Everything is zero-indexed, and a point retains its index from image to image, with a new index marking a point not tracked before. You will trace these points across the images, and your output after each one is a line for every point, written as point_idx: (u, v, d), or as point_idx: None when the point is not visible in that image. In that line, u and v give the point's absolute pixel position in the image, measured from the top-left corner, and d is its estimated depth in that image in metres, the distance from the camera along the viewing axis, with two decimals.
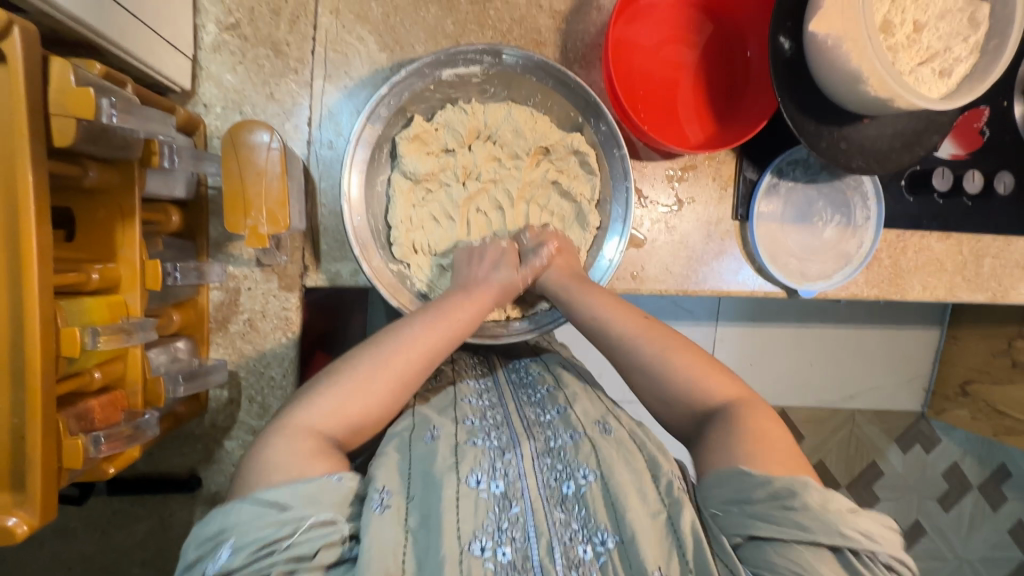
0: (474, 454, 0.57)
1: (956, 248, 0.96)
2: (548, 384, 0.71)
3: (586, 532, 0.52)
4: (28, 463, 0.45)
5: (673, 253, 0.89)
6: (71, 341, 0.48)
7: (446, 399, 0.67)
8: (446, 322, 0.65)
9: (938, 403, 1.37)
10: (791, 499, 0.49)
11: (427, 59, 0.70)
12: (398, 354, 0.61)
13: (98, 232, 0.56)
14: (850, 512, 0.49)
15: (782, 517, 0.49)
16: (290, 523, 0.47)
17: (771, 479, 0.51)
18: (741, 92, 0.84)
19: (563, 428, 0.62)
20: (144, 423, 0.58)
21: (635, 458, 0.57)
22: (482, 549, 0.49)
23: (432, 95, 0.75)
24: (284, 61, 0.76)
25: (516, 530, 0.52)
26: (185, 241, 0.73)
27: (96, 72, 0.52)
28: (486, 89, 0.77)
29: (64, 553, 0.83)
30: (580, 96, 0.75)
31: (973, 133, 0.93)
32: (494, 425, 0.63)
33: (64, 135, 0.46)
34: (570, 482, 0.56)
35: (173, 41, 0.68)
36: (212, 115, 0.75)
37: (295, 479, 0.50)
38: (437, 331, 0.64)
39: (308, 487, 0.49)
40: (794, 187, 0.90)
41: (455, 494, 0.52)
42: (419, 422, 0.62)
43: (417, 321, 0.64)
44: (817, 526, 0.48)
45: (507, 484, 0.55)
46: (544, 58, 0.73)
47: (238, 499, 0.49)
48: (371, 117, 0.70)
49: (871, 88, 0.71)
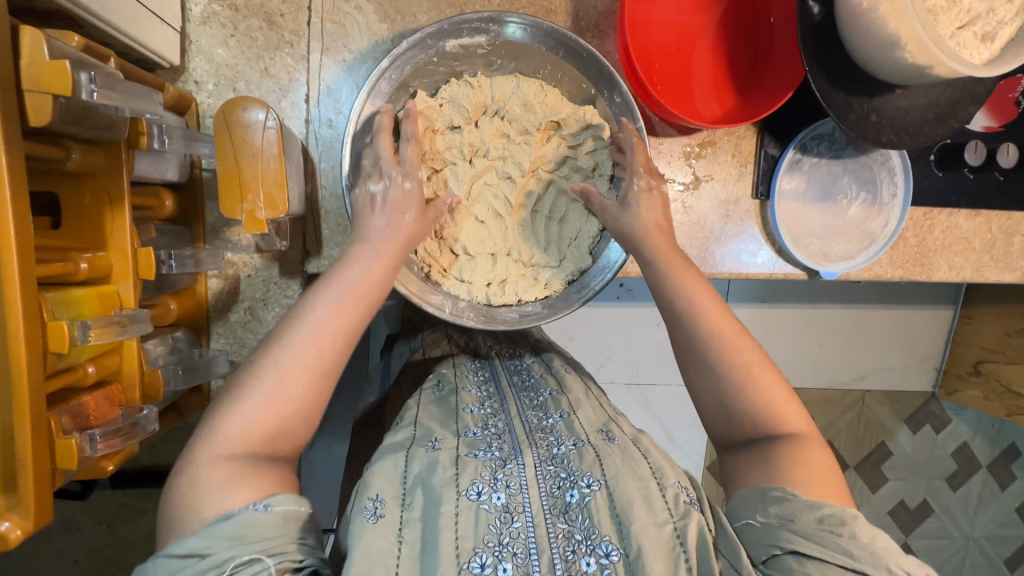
0: (475, 465, 0.52)
1: (985, 226, 0.91)
2: (551, 390, 0.67)
3: (590, 543, 0.47)
4: (20, 465, 0.43)
5: (689, 233, 0.86)
6: (60, 335, 0.45)
7: (447, 409, 0.62)
8: (356, 295, 0.55)
9: (950, 384, 1.34)
10: (841, 526, 0.48)
11: (429, 29, 0.65)
12: (306, 347, 0.52)
13: (86, 218, 0.53)
14: (897, 551, 0.47)
15: (829, 540, 0.47)
16: (212, 569, 0.41)
17: (822, 504, 0.49)
18: (766, 62, 0.78)
19: (566, 435, 0.57)
20: (143, 419, 0.55)
21: (639, 465, 0.53)
22: (481, 566, 0.45)
23: (435, 69, 0.70)
24: (279, 33, 0.71)
25: (517, 545, 0.47)
26: (180, 227, 0.70)
27: (74, 45, 0.48)
28: (492, 61, 0.73)
29: (70, 546, 0.82)
30: (592, 64, 0.70)
31: (1007, 103, 0.88)
32: (496, 434, 0.58)
33: (39, 112, 0.43)
34: (573, 490, 0.51)
35: (160, 13, 0.64)
36: (204, 92, 0.71)
37: (215, 518, 0.44)
38: (346, 308, 0.54)
39: (228, 524, 0.43)
40: (817, 163, 0.85)
41: (454, 510, 0.48)
42: (420, 431, 0.57)
43: (316, 304, 0.54)
44: (864, 556, 0.46)
45: (509, 497, 0.50)
46: (553, 26, 0.68)
47: (160, 553, 0.43)
48: (372, 92, 0.66)
49: (909, 54, 0.66)
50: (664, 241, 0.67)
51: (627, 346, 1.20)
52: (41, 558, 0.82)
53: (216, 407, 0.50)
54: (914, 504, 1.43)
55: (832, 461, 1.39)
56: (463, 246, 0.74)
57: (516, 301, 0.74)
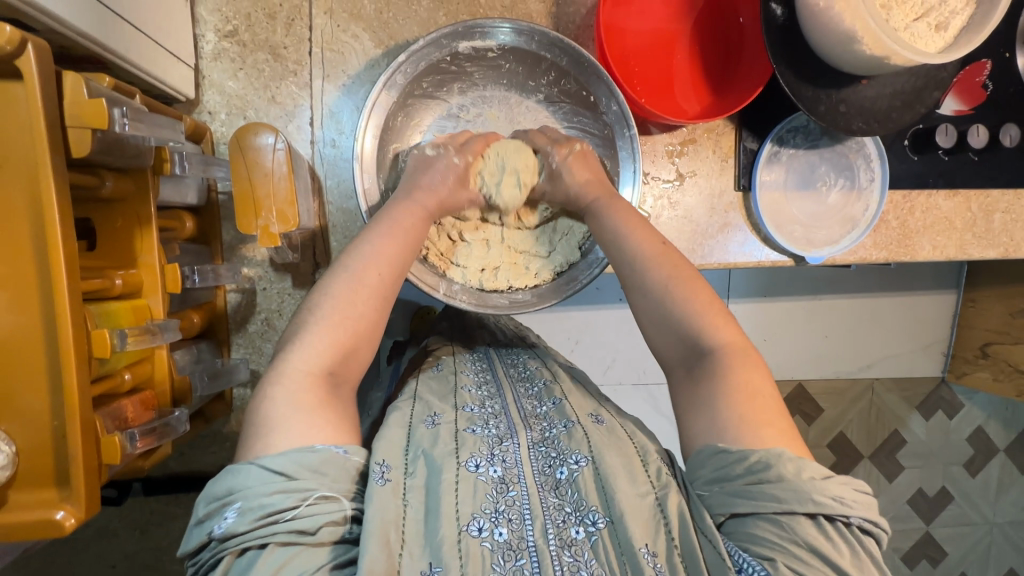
0: (474, 440, 0.56)
1: (965, 205, 0.94)
2: (545, 378, 0.70)
3: (578, 515, 0.51)
4: (71, 461, 0.47)
5: (679, 229, 0.90)
6: (102, 342, 0.50)
7: (445, 386, 0.66)
8: (392, 242, 0.64)
9: (958, 367, 1.36)
10: (766, 472, 0.49)
11: (445, 30, 0.71)
12: (370, 270, 0.61)
13: (117, 240, 0.58)
14: (822, 479, 0.49)
15: (756, 491, 0.49)
16: (296, 494, 0.46)
17: (747, 453, 0.50)
18: (737, 64, 0.83)
19: (558, 418, 0.61)
20: (174, 420, 0.60)
21: (624, 445, 0.57)
22: (480, 529, 0.48)
23: (447, 68, 0.76)
24: (283, 63, 0.77)
25: (512, 512, 0.50)
26: (201, 246, 0.75)
27: (106, 85, 0.54)
28: (501, 64, 0.79)
29: (108, 554, 0.87)
30: (591, 74, 0.75)
31: (976, 87, 0.91)
32: (493, 414, 0.62)
33: (80, 145, 0.48)
34: (563, 467, 0.54)
35: (176, 52, 0.70)
36: (217, 122, 0.77)
37: (300, 447, 0.48)
38: (394, 239, 0.64)
39: (314, 460, 0.47)
40: (795, 154, 0.90)
41: (454, 477, 0.51)
42: (420, 405, 0.61)
43: (372, 239, 0.64)
44: (790, 496, 0.48)
45: (506, 470, 0.53)
46: (561, 37, 0.73)
47: (245, 460, 0.47)
48: (387, 84, 0.71)
49: (866, 47, 0.71)
50: (596, 186, 0.75)
51: (629, 342, 1.23)
52: (83, 565, 0.87)
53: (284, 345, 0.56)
54: (931, 490, 1.43)
55: (843, 449, 1.40)
56: (459, 232, 0.79)
57: (507, 287, 0.78)
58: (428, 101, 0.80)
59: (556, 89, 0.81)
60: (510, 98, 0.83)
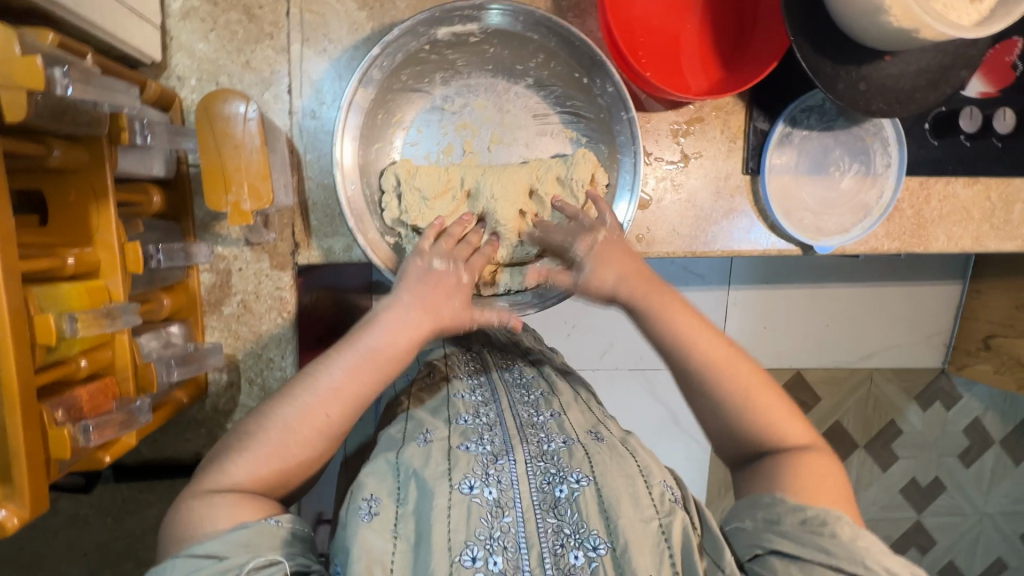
0: (466, 459, 0.52)
1: (984, 193, 0.89)
2: (542, 389, 0.66)
3: (578, 537, 0.47)
4: (13, 457, 0.44)
5: (681, 213, 0.85)
6: (46, 329, 0.46)
7: (438, 398, 0.63)
8: (354, 377, 0.57)
9: (960, 359, 1.32)
10: (821, 526, 0.49)
11: (422, 16, 0.66)
12: (317, 409, 0.55)
13: (70, 214, 0.54)
14: (879, 551, 0.48)
15: (807, 538, 0.49)
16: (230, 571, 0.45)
17: (803, 507, 0.51)
18: (750, 34, 0.77)
19: (557, 433, 0.57)
20: (137, 409, 0.56)
21: (627, 463, 0.53)
22: (473, 559, 0.45)
23: (427, 58, 0.72)
24: (258, 25, 0.71)
25: (508, 539, 0.47)
26: (170, 222, 0.71)
27: (49, 43, 0.48)
28: (484, 49, 0.73)
29: (80, 541, 0.84)
30: (584, 53, 0.70)
31: (1004, 67, 0.85)
32: (487, 425, 0.58)
33: (14, 107, 0.43)
34: (563, 485, 0.50)
35: (138, 10, 0.64)
36: (187, 88, 0.72)
37: (224, 530, 0.48)
38: (360, 373, 0.57)
39: (244, 533, 0.47)
40: (808, 136, 0.84)
41: (446, 503, 0.48)
42: (411, 425, 0.58)
43: (335, 366, 0.57)
44: (841, 552, 0.47)
45: (501, 492, 0.50)
46: (544, 13, 0.68)
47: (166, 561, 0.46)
48: (363, 80, 0.67)
49: (894, 18, 0.65)
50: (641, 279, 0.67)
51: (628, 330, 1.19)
52: (52, 552, 0.84)
53: (220, 453, 0.55)
54: (926, 482, 1.41)
55: (840, 440, 1.37)
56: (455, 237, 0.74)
57: (506, 289, 0.75)
58: (409, 95, 0.74)
59: (546, 72, 0.75)
60: (497, 85, 0.76)
